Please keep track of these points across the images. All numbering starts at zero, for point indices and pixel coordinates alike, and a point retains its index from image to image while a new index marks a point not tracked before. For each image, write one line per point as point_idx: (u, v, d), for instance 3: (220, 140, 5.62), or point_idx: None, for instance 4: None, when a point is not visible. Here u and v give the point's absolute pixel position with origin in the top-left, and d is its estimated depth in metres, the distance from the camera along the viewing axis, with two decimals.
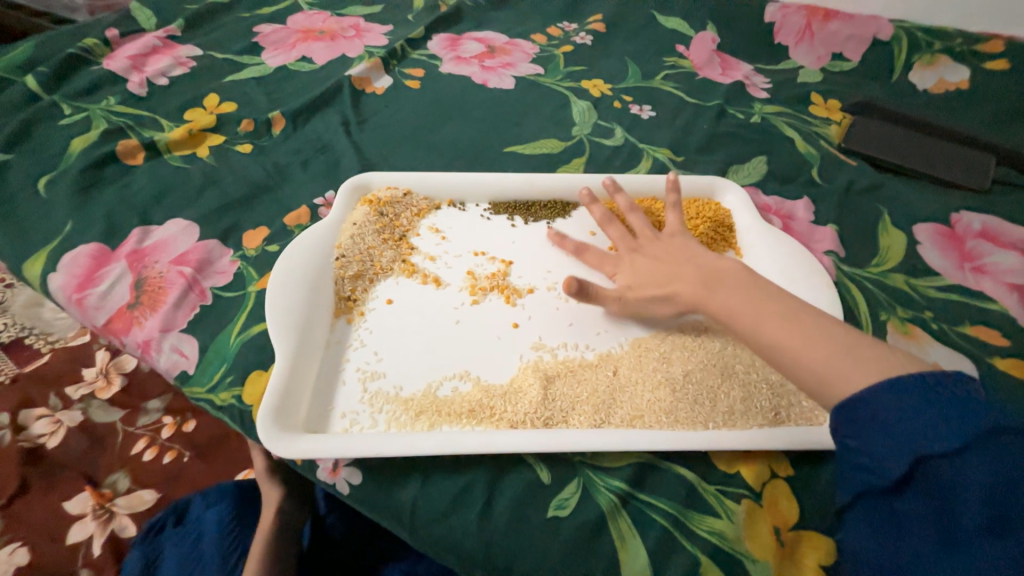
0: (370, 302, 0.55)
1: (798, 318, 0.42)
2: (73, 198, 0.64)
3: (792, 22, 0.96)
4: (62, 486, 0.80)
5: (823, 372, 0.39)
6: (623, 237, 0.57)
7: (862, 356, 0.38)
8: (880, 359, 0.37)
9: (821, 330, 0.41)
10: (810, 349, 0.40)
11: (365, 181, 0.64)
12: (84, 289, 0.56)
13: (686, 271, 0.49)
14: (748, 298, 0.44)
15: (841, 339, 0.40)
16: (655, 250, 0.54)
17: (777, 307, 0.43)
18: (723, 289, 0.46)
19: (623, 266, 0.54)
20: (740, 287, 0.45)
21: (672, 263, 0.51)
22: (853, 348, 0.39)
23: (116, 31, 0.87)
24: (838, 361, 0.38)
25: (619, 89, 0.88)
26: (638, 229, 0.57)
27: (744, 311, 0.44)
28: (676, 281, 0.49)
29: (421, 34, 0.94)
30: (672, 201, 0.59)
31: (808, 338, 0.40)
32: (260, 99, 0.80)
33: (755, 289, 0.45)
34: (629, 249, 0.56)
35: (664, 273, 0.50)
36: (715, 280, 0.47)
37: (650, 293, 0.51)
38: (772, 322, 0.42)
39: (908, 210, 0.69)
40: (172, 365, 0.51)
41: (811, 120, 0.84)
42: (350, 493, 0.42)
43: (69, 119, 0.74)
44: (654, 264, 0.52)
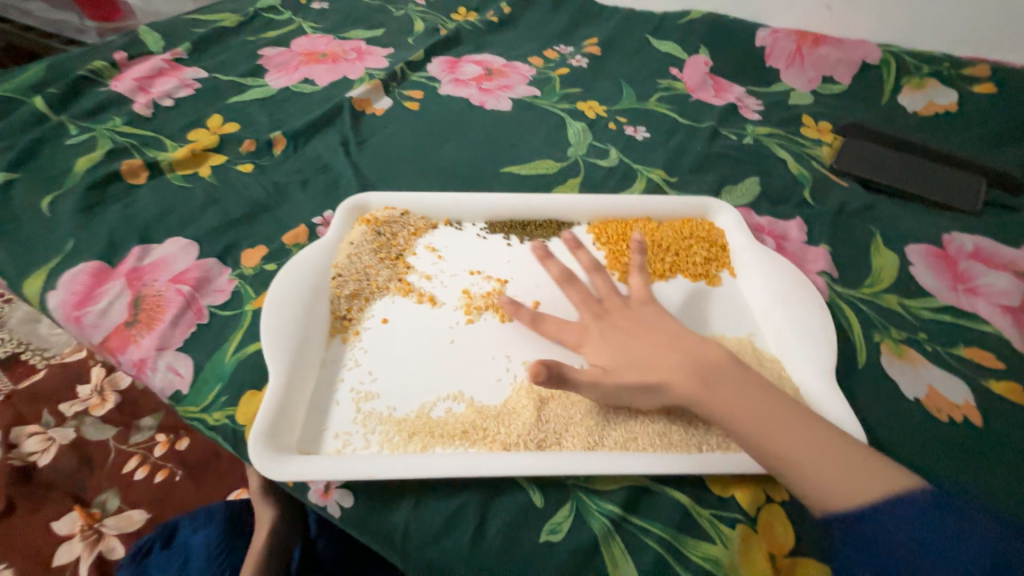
0: (366, 321, 0.55)
1: (797, 424, 0.41)
2: (76, 217, 0.65)
3: (783, 46, 0.99)
4: (51, 506, 0.79)
5: (821, 482, 0.38)
6: (587, 301, 0.52)
7: (855, 467, 0.39)
8: (868, 467, 0.39)
9: (817, 436, 0.40)
10: (808, 458, 0.39)
11: (363, 201, 0.65)
12: (82, 307, 0.56)
13: (670, 355, 0.45)
14: (745, 399, 0.42)
15: (832, 447, 0.40)
16: (624, 321, 0.50)
17: (775, 410, 0.42)
18: (718, 385, 0.43)
19: (591, 338, 0.49)
20: (735, 383, 0.43)
21: (655, 347, 0.46)
22: (847, 458, 0.39)
23: (125, 53, 0.90)
24: (835, 472, 0.38)
25: (615, 111, 0.89)
26: (605, 294, 0.53)
27: (744, 412, 0.41)
28: (662, 369, 0.45)
29: (422, 57, 0.97)
30: (637, 262, 0.55)
31: (807, 446, 0.40)
32: (262, 120, 0.82)
33: (748, 387, 0.43)
34: (594, 316, 0.51)
35: (644, 360, 0.46)
36: (706, 373, 0.44)
37: (630, 379, 0.45)
38: (774, 429, 0.41)
39: (900, 231, 0.70)
40: (167, 385, 0.51)
41: (803, 142, 0.86)
42: (341, 516, 0.41)
43: (75, 138, 0.75)
44: (627, 342, 0.47)
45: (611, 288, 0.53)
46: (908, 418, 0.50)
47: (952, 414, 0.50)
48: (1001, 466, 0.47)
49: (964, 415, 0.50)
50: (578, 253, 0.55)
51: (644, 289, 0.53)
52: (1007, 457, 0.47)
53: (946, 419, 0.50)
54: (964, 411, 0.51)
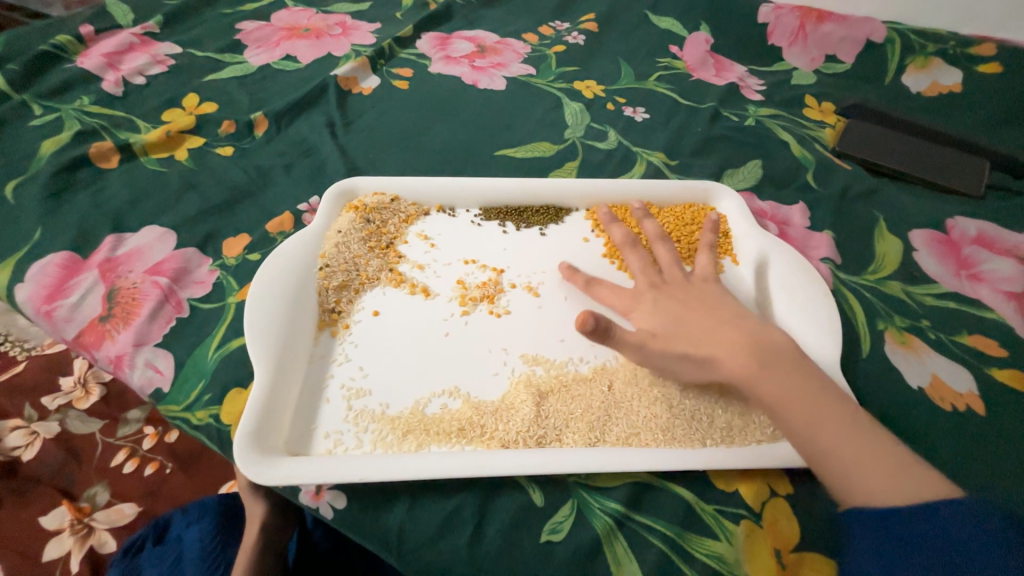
0: (356, 314, 0.52)
1: (845, 418, 0.40)
2: (43, 204, 0.61)
3: (786, 23, 0.95)
4: (37, 501, 0.77)
5: (857, 476, 0.37)
6: (646, 270, 0.53)
7: (896, 468, 0.37)
8: (911, 471, 0.37)
9: (863, 434, 0.39)
10: (850, 452, 0.38)
11: (351, 186, 0.62)
12: (54, 300, 0.53)
13: (730, 333, 0.44)
14: (798, 387, 0.41)
15: (878, 446, 0.38)
16: (680, 293, 0.50)
17: (824, 401, 0.40)
18: (777, 370, 0.42)
19: (642, 304, 0.50)
20: (792, 370, 0.42)
21: (713, 325, 0.45)
22: (891, 459, 0.38)
23: (91, 27, 0.84)
24: (875, 469, 0.37)
25: (613, 91, 0.86)
26: (665, 266, 0.53)
27: (794, 399, 0.40)
28: (717, 345, 0.44)
29: (410, 33, 0.92)
30: (705, 241, 0.59)
31: (852, 441, 0.38)
32: (242, 99, 0.77)
33: (807, 377, 0.41)
34: (650, 285, 0.52)
35: (699, 335, 0.45)
36: (767, 358, 0.42)
37: (677, 350, 0.45)
38: (821, 419, 0.39)
39: (903, 216, 0.69)
40: (147, 382, 0.48)
41: (806, 123, 0.84)
42: (334, 517, 0.40)
43: (40, 119, 0.70)
44: (682, 314, 0.47)
45: (671, 261, 0.54)
46: (912, 407, 0.49)
47: (955, 403, 0.50)
48: (1004, 456, 0.46)
49: (968, 404, 0.50)
50: (611, 228, 0.58)
51: (710, 268, 0.54)
52: (1009, 446, 0.47)
53: (949, 408, 0.49)
54: (967, 400, 0.50)
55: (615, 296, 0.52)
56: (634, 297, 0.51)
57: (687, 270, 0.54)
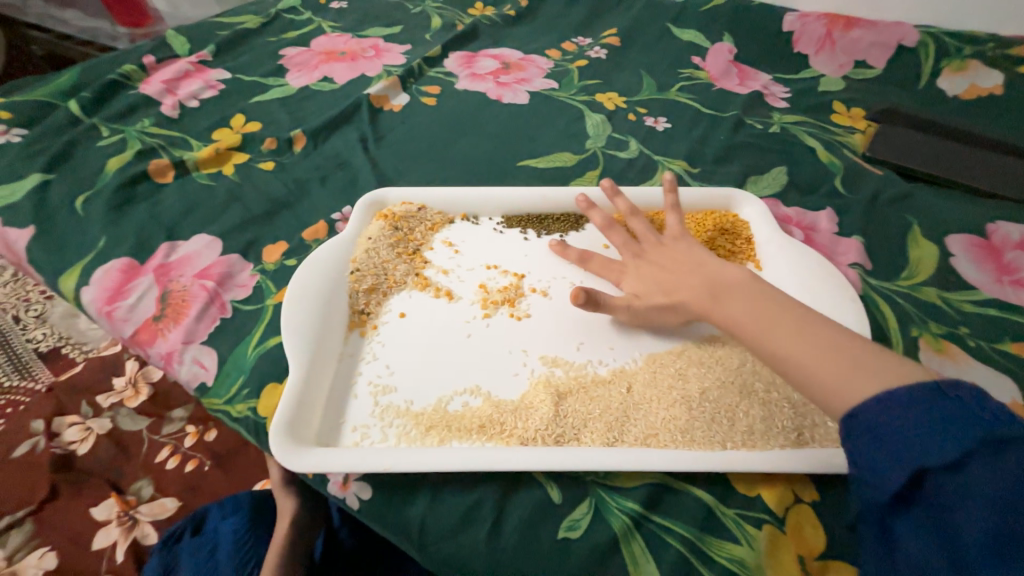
0: (384, 315, 0.55)
1: (807, 326, 0.40)
2: (108, 215, 0.67)
3: (812, 30, 0.95)
4: (91, 492, 0.85)
5: (821, 380, 0.37)
6: (627, 244, 0.56)
7: (863, 364, 0.37)
8: (880, 366, 0.36)
9: (828, 337, 0.39)
10: (812, 355, 0.38)
11: (380, 197, 0.65)
12: (114, 301, 0.58)
13: (692, 276, 0.48)
14: (756, 307, 0.43)
15: (841, 346, 0.38)
16: (659, 253, 0.53)
17: (784, 315, 0.41)
18: (731, 297, 0.44)
19: (627, 275, 0.54)
20: (747, 295, 0.44)
21: (678, 271, 0.50)
22: (853, 355, 0.37)
23: (153, 57, 0.92)
24: (838, 369, 0.37)
25: (634, 102, 0.88)
26: (642, 235, 0.56)
27: (752, 318, 0.42)
28: (681, 289, 0.48)
29: (438, 53, 0.97)
30: (673, 203, 0.58)
31: (809, 344, 0.39)
32: (283, 118, 0.83)
33: (764, 296, 0.43)
34: (632, 255, 0.55)
35: (670, 282, 0.49)
36: (721, 290, 0.45)
37: (658, 301, 0.50)
38: (777, 329, 0.40)
39: (940, 221, 0.66)
40: (193, 377, 0.52)
41: (834, 129, 0.82)
42: (360, 508, 0.42)
43: (108, 140, 0.78)
44: (659, 274, 0.51)
45: (647, 230, 0.56)
46: None
47: None
48: None
49: None
50: (616, 200, 0.59)
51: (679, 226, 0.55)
52: None
53: None
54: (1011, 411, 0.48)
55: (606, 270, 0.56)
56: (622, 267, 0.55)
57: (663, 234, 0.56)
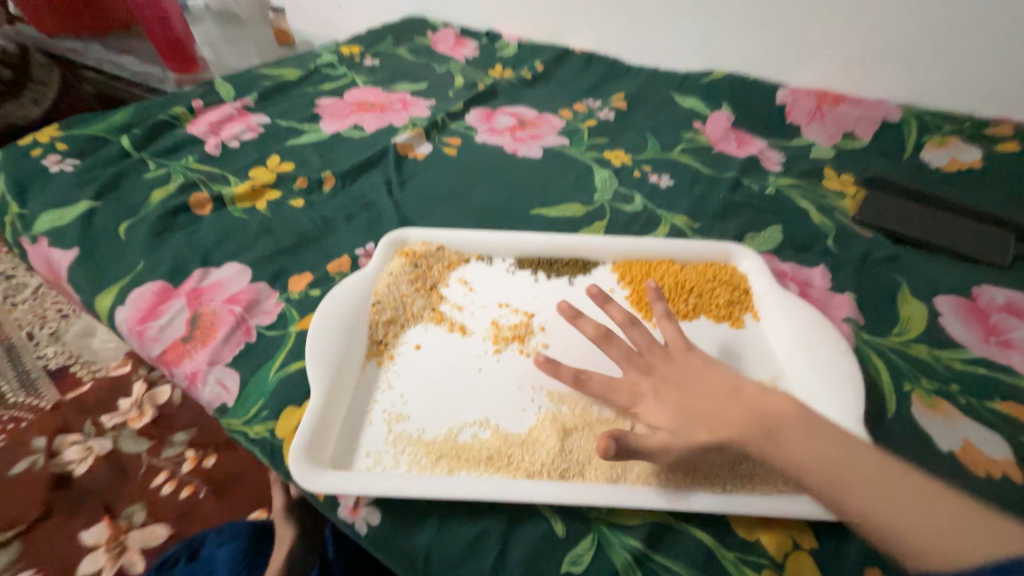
0: (400, 346, 0.58)
1: (879, 475, 0.39)
2: (148, 241, 0.72)
3: (803, 104, 1.04)
4: (83, 514, 0.84)
5: (917, 537, 0.36)
6: (628, 356, 0.51)
7: (950, 516, 0.36)
8: (966, 515, 0.36)
9: (901, 483, 0.39)
10: (896, 509, 0.38)
11: (403, 236, 0.70)
12: (146, 321, 0.62)
13: (736, 412, 0.44)
14: (821, 452, 0.41)
15: (916, 494, 0.38)
16: (674, 376, 0.49)
17: (850, 459, 0.40)
18: (787, 437, 0.42)
19: (643, 398, 0.48)
20: (804, 435, 0.42)
21: (716, 403, 0.45)
22: (936, 505, 0.37)
23: (201, 101, 1.02)
24: (928, 524, 0.36)
25: (639, 160, 0.95)
26: (644, 347, 0.52)
27: (825, 467, 0.40)
28: (730, 426, 0.43)
29: (461, 108, 1.06)
30: (660, 310, 0.55)
31: (888, 497, 0.38)
32: (316, 161, 0.91)
33: (823, 438, 0.42)
34: (640, 373, 0.50)
35: (708, 418, 0.44)
36: (774, 427, 0.43)
37: (701, 440, 0.44)
38: (851, 479, 0.39)
39: (927, 282, 0.70)
40: (215, 397, 0.55)
41: (825, 193, 0.89)
42: (368, 533, 0.43)
43: (154, 173, 0.85)
44: (685, 398, 0.46)
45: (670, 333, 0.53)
46: (942, 472, 0.48)
47: (989, 470, 0.49)
48: None
49: (1003, 471, 0.49)
50: (606, 307, 0.55)
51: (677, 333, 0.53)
52: None
53: (982, 475, 0.48)
54: (1002, 467, 0.49)
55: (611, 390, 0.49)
56: (633, 393, 0.49)
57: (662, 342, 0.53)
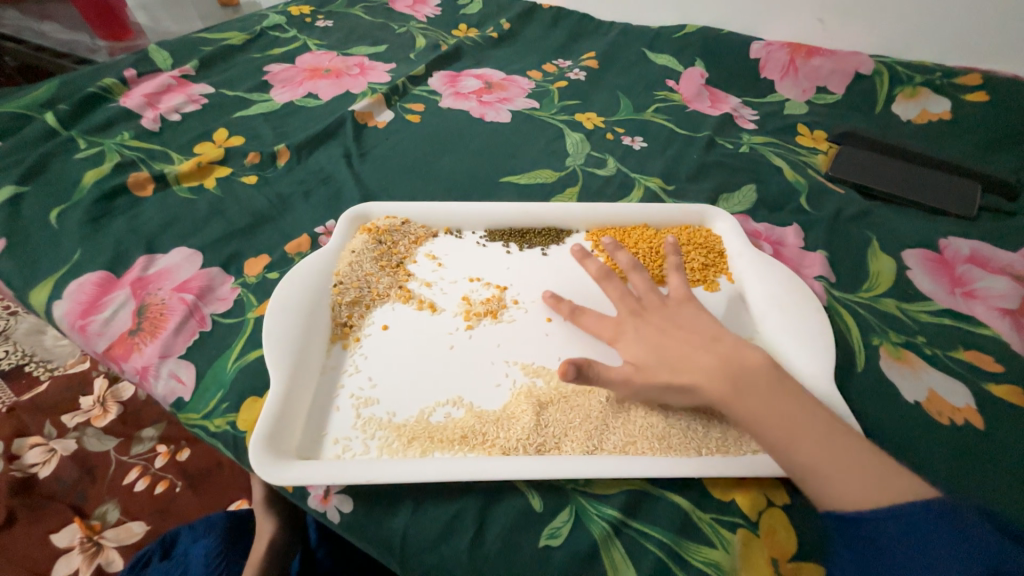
0: (367, 328, 0.55)
1: (828, 434, 0.41)
2: (84, 228, 0.66)
3: (777, 58, 1.01)
4: (51, 517, 0.81)
5: (841, 491, 0.39)
6: (624, 298, 0.53)
7: (877, 474, 0.39)
8: (894, 478, 0.39)
9: (847, 442, 0.41)
10: (834, 462, 0.39)
11: (364, 211, 0.66)
12: (88, 315, 0.57)
13: (706, 358, 0.45)
14: (777, 404, 0.42)
15: (856, 454, 0.40)
16: (658, 319, 0.50)
17: (804, 415, 0.42)
18: (752, 389, 0.43)
19: (626, 335, 0.50)
20: (769, 389, 0.43)
21: (691, 350, 0.46)
22: (865, 463, 0.39)
23: (134, 70, 0.92)
24: (857, 479, 0.39)
25: (612, 122, 0.91)
26: (643, 292, 0.53)
27: (775, 418, 0.41)
28: (696, 371, 0.45)
29: (423, 72, 0.99)
30: (673, 262, 0.56)
31: (830, 454, 0.40)
32: (267, 133, 0.84)
33: (785, 394, 0.43)
34: (630, 312, 0.52)
35: (680, 362, 0.45)
36: (741, 378, 0.43)
37: (662, 380, 0.45)
38: (802, 435, 0.41)
39: (896, 236, 0.71)
40: (170, 392, 0.51)
41: (798, 150, 0.87)
42: (340, 522, 0.41)
43: (85, 152, 0.77)
44: (659, 342, 0.48)
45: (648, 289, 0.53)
46: (907, 421, 0.50)
47: (952, 417, 0.50)
48: (1003, 468, 0.46)
49: (965, 418, 0.50)
50: (616, 254, 0.58)
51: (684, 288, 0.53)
52: (1009, 460, 0.47)
53: (946, 422, 0.50)
54: (964, 414, 0.51)
55: (599, 326, 0.52)
56: (616, 326, 0.51)
57: (664, 294, 0.54)
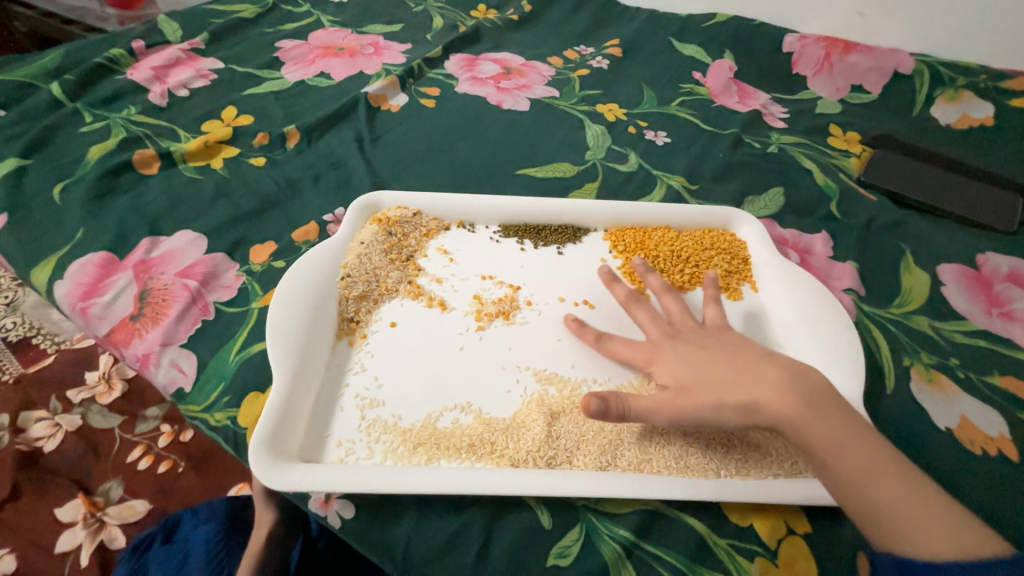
0: (374, 324, 0.53)
1: (899, 469, 0.37)
2: (88, 206, 0.64)
3: (811, 53, 0.95)
4: (55, 492, 0.81)
5: (910, 533, 0.35)
6: (656, 321, 0.50)
7: (952, 519, 0.36)
8: (968, 524, 0.36)
9: (917, 479, 0.37)
10: (906, 500, 0.36)
11: (375, 200, 0.63)
12: (90, 297, 0.56)
13: (770, 372, 0.41)
14: (847, 430, 0.38)
15: (928, 495, 0.37)
16: (701, 340, 0.47)
17: (875, 447, 0.38)
18: (822, 412, 0.39)
19: (663, 356, 0.46)
20: (839, 413, 0.39)
21: (752, 364, 0.42)
22: (940, 506, 0.36)
23: (142, 42, 0.89)
24: (925, 519, 0.35)
25: (635, 115, 0.87)
26: (676, 316, 0.50)
27: (845, 444, 0.38)
28: (758, 388, 0.41)
29: (439, 54, 0.95)
30: (711, 292, 0.53)
31: (901, 490, 0.36)
32: (277, 113, 0.81)
33: (854, 421, 0.39)
34: (664, 335, 0.48)
35: (740, 377, 0.42)
36: (811, 399, 0.39)
37: (716, 396, 0.41)
38: (873, 467, 0.37)
39: (932, 249, 0.67)
40: (170, 382, 0.50)
41: (830, 152, 0.83)
42: (341, 527, 0.40)
43: (90, 126, 0.75)
44: (708, 359, 0.44)
45: (681, 312, 0.50)
46: (938, 448, 0.47)
47: (985, 446, 0.48)
48: None
49: (1000, 448, 0.48)
50: (646, 275, 0.55)
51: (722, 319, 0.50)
52: None
53: (979, 452, 0.47)
54: (998, 444, 0.48)
55: (630, 351, 0.48)
56: (651, 349, 0.48)
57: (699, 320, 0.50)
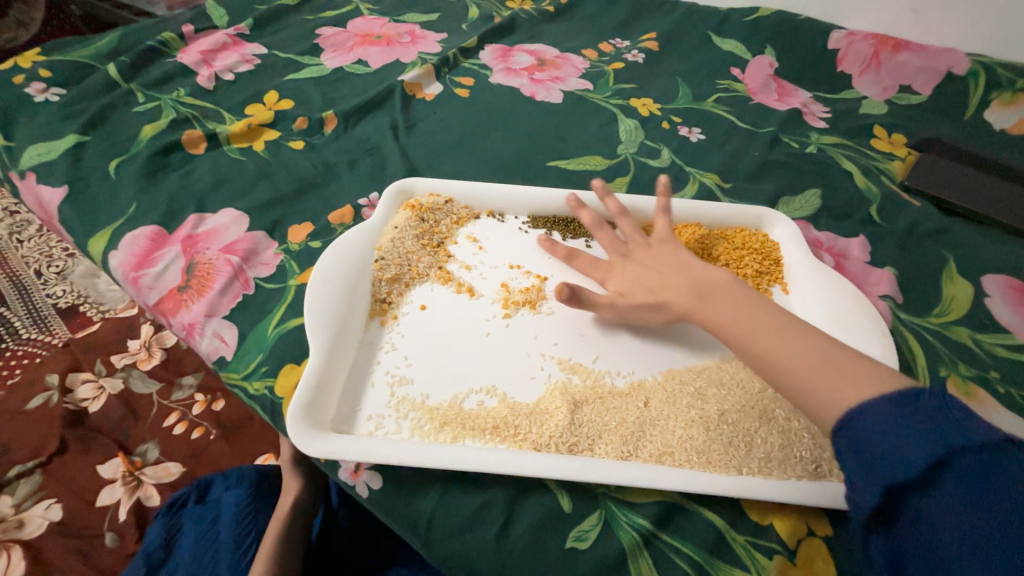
0: (405, 306, 0.55)
1: (796, 332, 0.39)
2: (140, 181, 0.68)
3: (859, 50, 0.92)
4: (99, 450, 0.86)
5: (808, 387, 0.36)
6: (614, 243, 0.57)
7: (845, 369, 0.36)
8: (867, 372, 0.35)
9: (810, 336, 0.39)
10: (793, 356, 0.38)
11: (410, 186, 0.65)
12: (141, 268, 0.59)
13: (680, 278, 0.48)
14: (737, 309, 0.42)
15: (829, 352, 0.37)
16: (644, 257, 0.53)
17: (767, 317, 0.41)
18: (714, 300, 0.44)
19: (614, 273, 0.54)
20: (733, 298, 0.43)
21: (668, 273, 0.49)
22: (837, 359, 0.37)
23: (191, 26, 0.92)
24: (823, 371, 0.36)
25: (669, 110, 0.86)
26: (630, 235, 0.57)
27: (732, 321, 0.42)
28: (668, 290, 0.48)
29: (474, 44, 0.96)
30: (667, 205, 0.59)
31: (797, 350, 0.38)
32: (316, 98, 0.83)
33: (749, 302, 0.42)
34: (619, 255, 0.55)
35: (659, 282, 0.49)
36: (705, 290, 0.45)
37: (640, 300, 0.50)
38: (762, 332, 0.40)
39: (977, 259, 0.65)
40: (213, 350, 0.53)
41: (872, 154, 0.80)
42: (368, 497, 0.42)
43: (143, 106, 0.79)
44: (644, 273, 0.51)
45: (634, 231, 0.57)
46: None
47: None
48: None
49: None
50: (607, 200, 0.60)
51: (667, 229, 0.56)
52: None
53: None
54: None
55: (593, 267, 0.56)
56: (607, 267, 0.55)
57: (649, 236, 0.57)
